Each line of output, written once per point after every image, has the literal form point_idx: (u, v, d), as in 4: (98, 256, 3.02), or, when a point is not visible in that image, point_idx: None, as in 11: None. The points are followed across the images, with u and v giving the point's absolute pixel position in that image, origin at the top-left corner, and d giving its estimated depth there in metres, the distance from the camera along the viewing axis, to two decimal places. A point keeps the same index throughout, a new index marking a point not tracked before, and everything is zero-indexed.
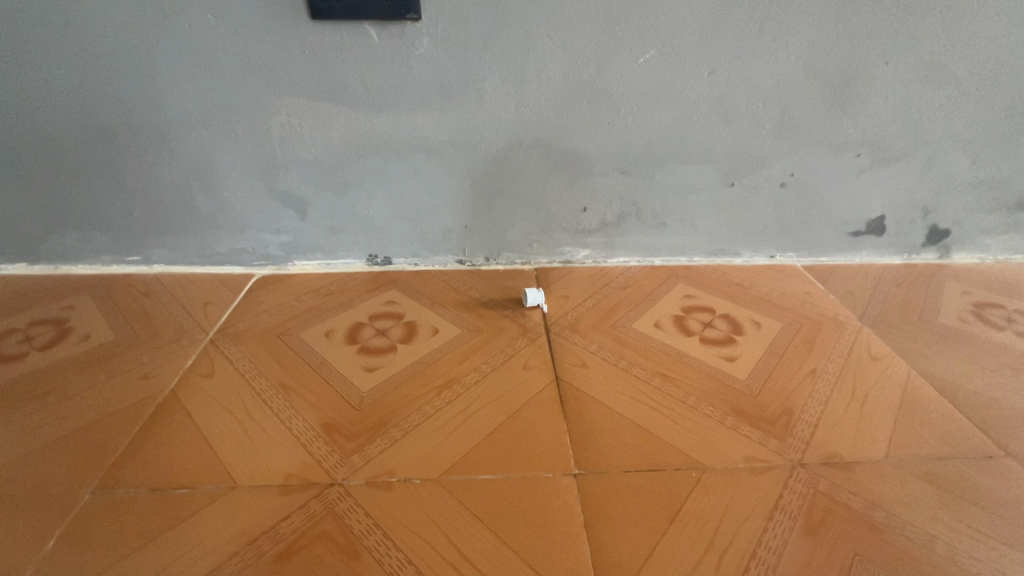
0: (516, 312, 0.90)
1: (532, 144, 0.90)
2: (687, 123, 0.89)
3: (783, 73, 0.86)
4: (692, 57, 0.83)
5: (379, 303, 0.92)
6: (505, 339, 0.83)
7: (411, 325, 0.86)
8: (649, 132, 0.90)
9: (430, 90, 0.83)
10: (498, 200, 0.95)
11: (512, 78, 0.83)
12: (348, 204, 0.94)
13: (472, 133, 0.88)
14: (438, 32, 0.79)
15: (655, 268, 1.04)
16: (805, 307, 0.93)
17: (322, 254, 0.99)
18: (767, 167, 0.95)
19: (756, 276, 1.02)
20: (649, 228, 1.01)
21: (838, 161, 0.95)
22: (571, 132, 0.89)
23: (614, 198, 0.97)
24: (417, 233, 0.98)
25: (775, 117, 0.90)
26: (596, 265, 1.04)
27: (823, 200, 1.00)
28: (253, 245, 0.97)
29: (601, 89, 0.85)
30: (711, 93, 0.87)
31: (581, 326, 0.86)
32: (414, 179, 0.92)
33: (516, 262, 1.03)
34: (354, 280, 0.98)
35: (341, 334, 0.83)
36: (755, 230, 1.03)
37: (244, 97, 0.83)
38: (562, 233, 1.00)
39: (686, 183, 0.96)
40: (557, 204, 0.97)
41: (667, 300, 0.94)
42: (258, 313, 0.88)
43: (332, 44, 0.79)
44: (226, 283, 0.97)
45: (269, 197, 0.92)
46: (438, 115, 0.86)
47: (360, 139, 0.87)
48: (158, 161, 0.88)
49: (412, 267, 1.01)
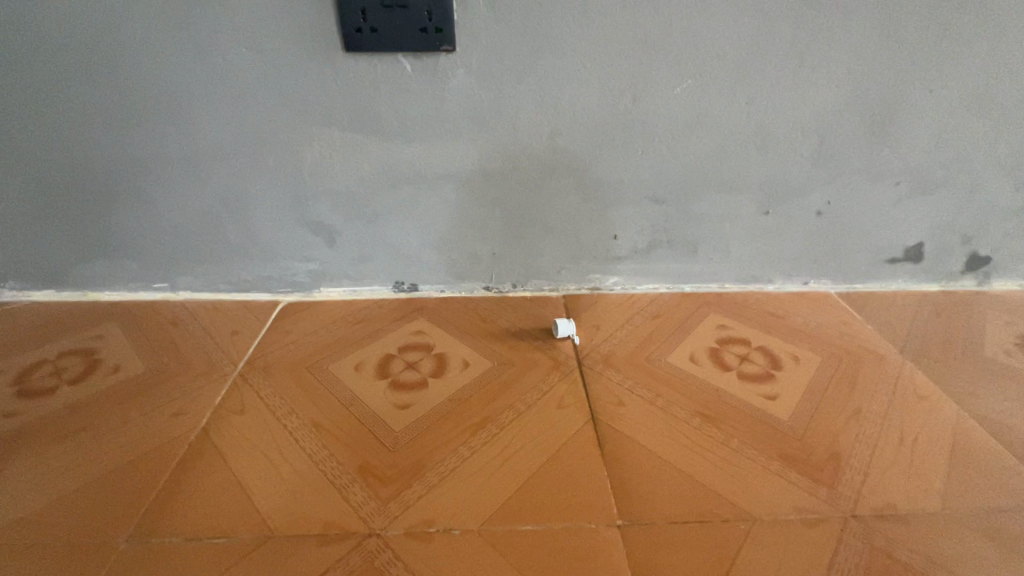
0: (547, 344, 0.88)
1: (564, 173, 0.88)
2: (723, 153, 0.88)
3: (823, 102, 0.84)
4: (730, 85, 0.82)
5: (408, 333, 0.91)
6: (538, 373, 0.81)
7: (441, 358, 0.85)
8: (683, 161, 0.88)
9: (463, 120, 0.82)
10: (528, 228, 0.94)
11: (546, 109, 0.82)
12: (377, 233, 0.93)
13: (503, 163, 0.87)
14: (473, 64, 0.78)
15: (686, 295, 1.02)
16: (845, 339, 0.90)
17: (348, 281, 0.98)
18: (804, 196, 0.93)
19: (789, 305, 1.00)
20: (680, 255, 0.99)
21: (877, 190, 0.93)
22: (604, 161, 0.88)
23: (646, 226, 0.95)
24: (445, 260, 0.97)
25: (814, 145, 0.88)
26: (626, 292, 1.02)
27: (860, 228, 0.97)
28: (279, 273, 0.96)
29: (636, 119, 0.84)
30: (749, 122, 0.85)
31: (615, 359, 0.84)
32: (444, 209, 0.91)
33: (544, 289, 1.01)
34: (380, 308, 0.97)
35: (371, 368, 0.82)
36: (788, 258, 1.00)
37: (276, 128, 0.82)
38: (591, 261, 0.99)
39: (720, 212, 0.94)
40: (588, 232, 0.95)
41: (699, 331, 0.92)
42: (286, 343, 0.88)
43: (366, 76, 0.78)
44: (253, 312, 0.96)
45: (297, 226, 0.92)
46: (470, 144, 0.85)
47: (391, 170, 0.86)
48: (189, 191, 0.88)
49: (439, 294, 1.00)
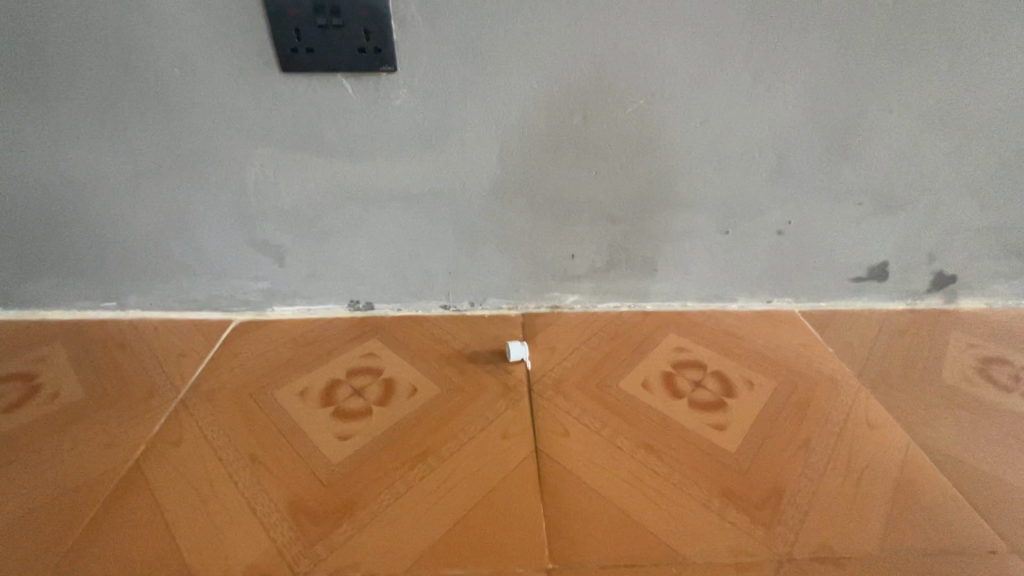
0: (499, 367, 0.87)
1: (516, 194, 0.86)
2: (679, 172, 0.86)
3: (780, 122, 0.82)
4: (683, 106, 0.79)
5: (358, 356, 0.89)
6: (486, 400, 0.80)
7: (389, 383, 0.83)
8: (638, 181, 0.86)
9: (409, 140, 0.80)
10: (482, 247, 0.92)
11: (495, 129, 0.80)
12: (328, 252, 0.91)
13: (453, 183, 0.84)
14: (417, 84, 0.75)
15: (647, 313, 1.00)
16: (803, 362, 0.89)
17: (301, 300, 0.96)
18: (764, 216, 0.91)
19: (750, 325, 0.98)
20: (640, 274, 0.97)
21: (839, 210, 0.91)
22: (557, 182, 0.86)
23: (603, 246, 0.93)
24: (399, 279, 0.95)
25: (773, 164, 0.86)
26: (586, 310, 1.00)
27: (823, 247, 0.95)
28: (230, 292, 0.94)
29: (588, 140, 0.82)
30: (704, 142, 0.83)
31: (565, 384, 0.83)
32: (395, 228, 0.89)
33: (502, 307, 0.99)
34: (334, 328, 0.95)
35: (316, 394, 0.81)
36: (751, 276, 0.98)
37: (217, 148, 0.80)
38: (549, 280, 0.97)
39: (679, 231, 0.92)
40: (544, 251, 0.93)
41: (656, 354, 0.90)
42: (232, 366, 0.86)
43: (306, 97, 0.76)
44: (204, 331, 0.94)
45: (245, 246, 0.90)
46: (418, 164, 0.82)
47: (339, 190, 0.84)
48: (131, 211, 0.86)
49: (395, 312, 0.99)
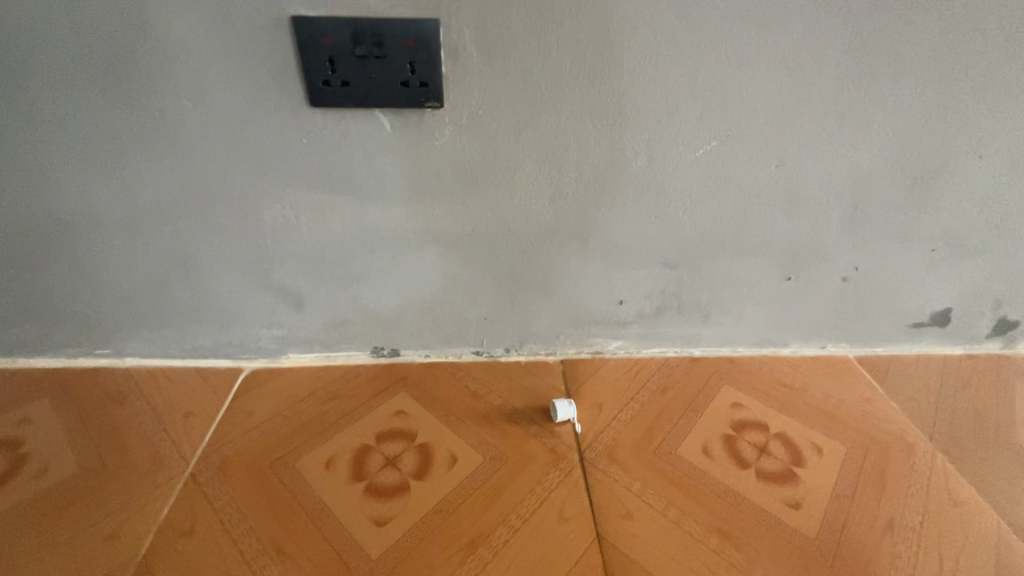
0: (544, 429, 0.79)
1: (566, 238, 0.78)
2: (745, 217, 0.78)
3: (860, 165, 0.74)
4: (758, 147, 0.71)
5: (387, 416, 0.80)
6: (535, 472, 0.72)
7: (425, 450, 0.75)
8: (701, 226, 0.78)
9: (452, 181, 0.71)
10: (524, 293, 0.83)
11: (549, 171, 0.71)
12: (353, 297, 0.82)
13: (498, 227, 0.76)
14: (464, 120, 0.66)
15: (695, 360, 0.93)
16: (869, 422, 0.83)
17: (321, 346, 0.87)
18: (830, 262, 0.84)
19: (806, 374, 0.91)
20: (690, 319, 0.90)
21: (908, 256, 0.84)
22: (611, 226, 0.77)
23: (655, 290, 0.85)
24: (430, 325, 0.86)
25: (846, 209, 0.78)
26: (630, 356, 0.92)
27: (886, 293, 0.89)
28: (240, 339, 0.85)
29: (650, 183, 0.73)
30: (777, 186, 0.75)
31: (620, 451, 0.76)
32: (429, 273, 0.80)
33: (540, 353, 0.91)
34: (358, 378, 0.86)
35: (344, 466, 0.72)
36: (807, 320, 0.91)
37: (231, 188, 0.70)
38: (593, 325, 0.89)
39: (737, 276, 0.85)
40: (590, 297, 0.85)
41: (712, 411, 0.83)
42: (247, 431, 0.77)
43: (337, 134, 0.66)
44: (210, 383, 0.84)
45: (260, 291, 0.80)
46: (460, 207, 0.73)
47: (369, 233, 0.75)
48: (129, 253, 0.75)
49: (423, 359, 0.89)
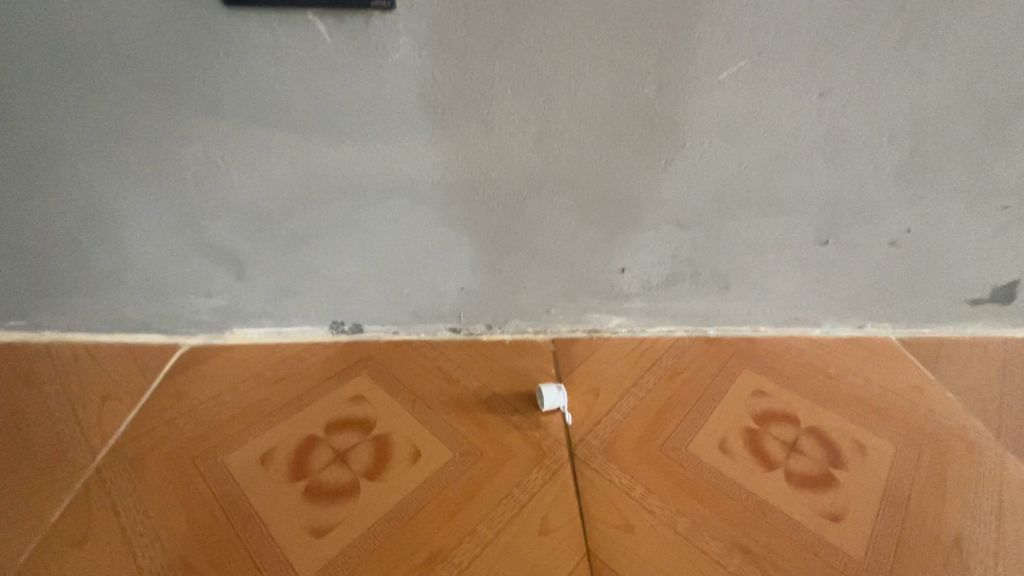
0: (529, 419, 0.66)
1: (557, 189, 0.64)
2: (776, 165, 0.64)
3: (925, 98, 0.59)
4: (798, 72, 0.57)
5: (342, 402, 0.67)
6: (514, 472, 0.59)
7: (383, 443, 0.62)
8: (722, 176, 0.64)
9: (414, 113, 0.57)
10: (507, 258, 0.70)
11: (533, 102, 0.57)
12: (303, 262, 0.68)
13: (473, 174, 0.62)
14: (423, 29, 0.52)
15: (709, 340, 0.79)
16: (920, 415, 0.69)
17: (269, 320, 0.74)
18: (877, 223, 0.70)
19: (841, 359, 0.77)
20: (704, 292, 0.76)
21: (973, 217, 0.69)
22: (612, 176, 0.63)
23: (664, 256, 0.71)
24: (397, 296, 0.73)
25: (903, 156, 0.64)
26: (633, 335, 0.79)
27: (943, 263, 0.74)
28: (175, 310, 0.72)
29: (661, 119, 0.59)
30: (819, 125, 0.61)
31: (619, 447, 0.62)
32: (392, 232, 0.66)
33: (528, 331, 0.78)
34: (312, 357, 0.73)
35: (283, 461, 0.59)
36: (843, 295, 0.77)
37: (141, 121, 0.57)
38: (590, 299, 0.75)
39: (762, 240, 0.71)
40: (587, 263, 0.71)
41: (730, 401, 0.69)
42: (171, 416, 0.64)
43: (264, 48, 0.52)
44: (139, 362, 0.71)
45: (190, 252, 0.67)
46: (425, 148, 0.60)
47: (314, 181, 0.61)
48: (27, 204, 0.62)
49: (390, 336, 0.76)
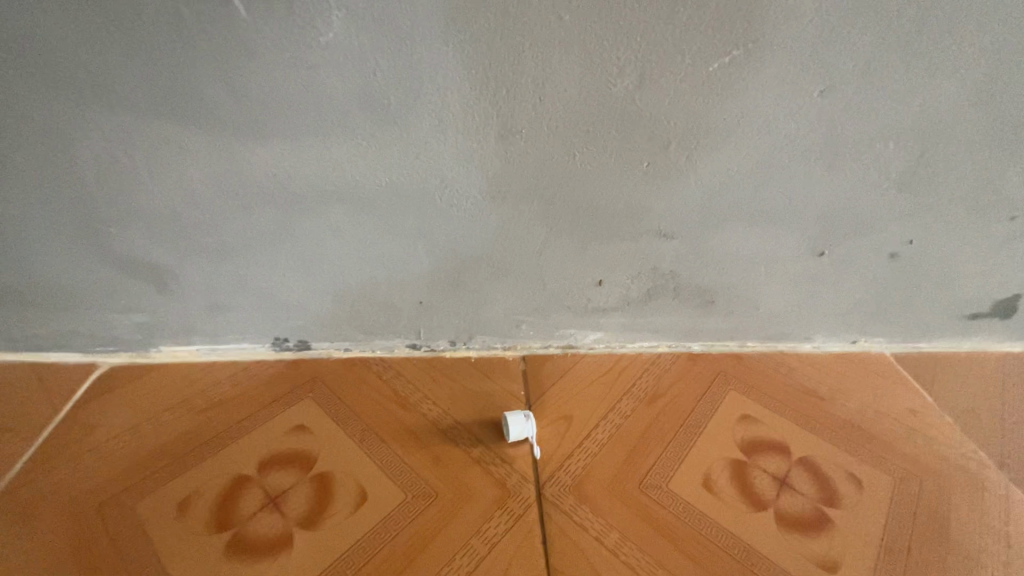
0: (492, 452, 0.59)
1: (524, 195, 0.56)
2: (768, 170, 0.57)
3: (935, 97, 0.53)
4: (798, 65, 0.50)
5: (280, 433, 0.59)
6: (473, 517, 0.52)
7: (323, 484, 0.54)
8: (709, 182, 0.57)
9: (354, 106, 0.48)
10: (470, 270, 0.62)
11: (495, 96, 0.49)
12: (235, 274, 0.60)
13: (427, 177, 0.54)
14: (359, 5, 0.43)
15: (693, 357, 0.73)
16: (917, 445, 0.64)
17: (201, 337, 0.65)
18: (876, 234, 0.63)
19: (833, 378, 0.72)
20: (688, 306, 0.69)
21: (979, 228, 0.63)
22: (586, 181, 0.56)
23: (645, 268, 0.64)
24: (347, 311, 0.65)
25: (908, 161, 0.57)
26: (611, 352, 0.72)
27: (944, 276, 0.68)
28: (90, 327, 0.63)
29: (641, 117, 0.52)
30: (818, 126, 0.54)
31: (592, 486, 0.56)
32: (337, 241, 0.58)
33: (495, 347, 0.70)
34: (250, 379, 0.65)
35: (205, 510, 0.52)
36: (837, 309, 0.71)
37: (23, 111, 0.47)
38: (563, 313, 0.68)
39: (752, 252, 0.64)
40: (559, 276, 0.64)
41: (715, 428, 0.63)
42: (79, 455, 0.56)
43: (163, 26, 0.43)
44: (50, 387, 0.62)
45: (102, 263, 0.58)
46: (371, 147, 0.51)
47: (241, 183, 0.53)
48: None
49: (341, 353, 0.68)
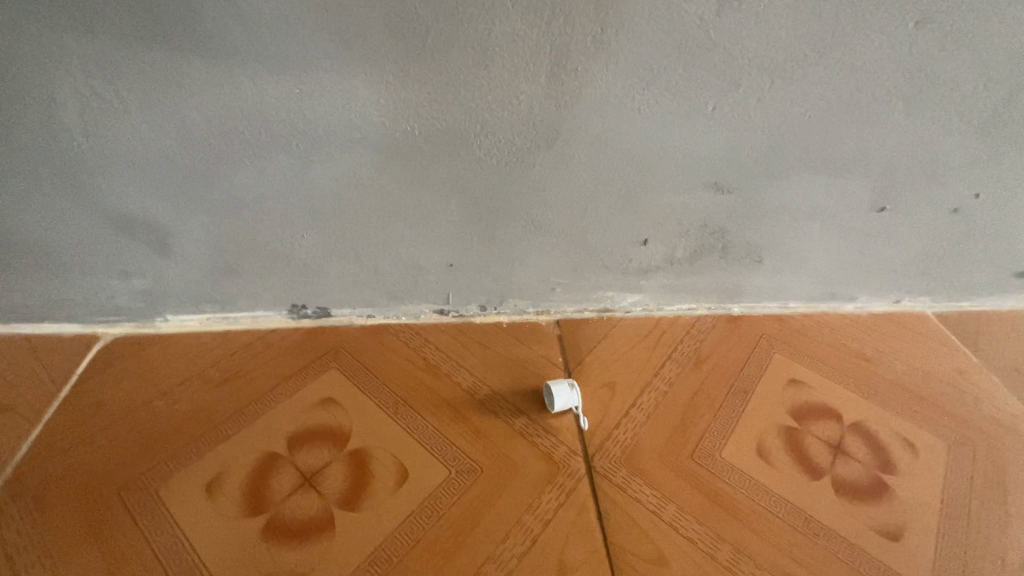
0: (536, 423, 0.55)
1: (572, 144, 0.50)
2: (841, 115, 0.51)
3: None
4: None
5: (307, 408, 0.55)
6: (523, 493, 0.50)
7: (360, 461, 0.51)
8: (776, 129, 0.51)
9: (386, 37, 0.41)
10: (506, 229, 0.57)
11: (550, 24, 0.42)
12: (248, 235, 0.54)
13: (466, 123, 0.47)
14: None
15: (733, 319, 0.69)
16: (968, 407, 0.62)
17: (211, 305, 0.60)
18: (943, 187, 0.59)
19: (878, 338, 0.69)
20: (734, 266, 0.65)
21: None
22: (642, 127, 0.50)
23: (694, 225, 0.59)
24: (370, 275, 0.59)
25: (994, 105, 0.52)
26: (649, 315, 0.68)
27: (1005, 233, 0.64)
28: (86, 295, 0.57)
29: (713, 52, 0.45)
30: (904, 64, 0.48)
31: (644, 457, 0.53)
32: (362, 198, 0.52)
33: (528, 311, 0.66)
34: (268, 348, 0.60)
35: (236, 492, 0.48)
36: (888, 268, 0.67)
37: None
38: (602, 275, 0.63)
39: (809, 207, 0.59)
40: (602, 235, 0.59)
41: (764, 394, 0.60)
42: (90, 434, 0.52)
43: None
44: (45, 360, 0.57)
45: (96, 224, 0.51)
46: (402, 86, 0.44)
47: (251, 129, 0.46)
48: None
49: (363, 320, 0.63)
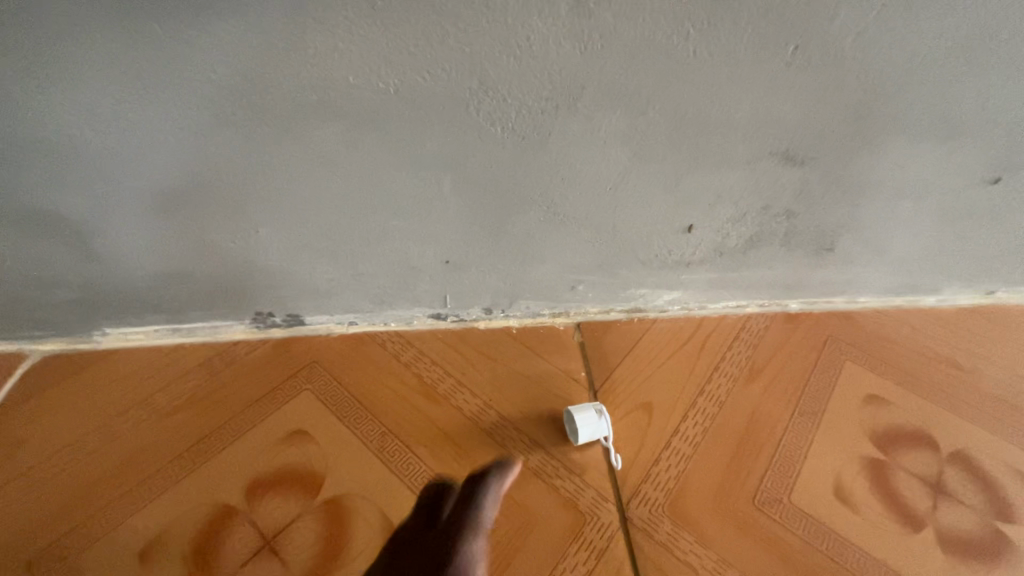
0: (557, 460, 0.44)
1: (602, 103, 0.37)
2: (965, 57, 0.38)
3: None
4: None
5: (272, 444, 0.44)
6: (543, 556, 0.39)
7: (336, 516, 0.40)
8: (874, 78, 0.38)
9: None
10: (515, 216, 0.45)
11: None
12: (189, 230, 0.42)
13: (458, 78, 0.35)
14: None
15: (792, 318, 0.57)
16: None
17: (158, 315, 0.49)
18: None
19: (970, 339, 0.56)
20: (797, 256, 0.52)
21: None
22: (697, 78, 0.37)
23: (752, 207, 0.47)
24: (347, 276, 0.48)
25: None
26: (689, 315, 0.56)
27: None
28: (3, 307, 0.46)
29: None
30: None
31: (693, 504, 0.42)
32: (327, 181, 0.40)
33: (542, 314, 0.54)
34: (228, 366, 0.49)
35: (180, 562, 0.38)
36: (988, 254, 0.54)
37: None
38: (634, 270, 0.51)
39: (902, 180, 0.46)
40: (635, 221, 0.46)
41: (838, 415, 0.49)
42: (11, 481, 0.42)
43: None
44: None
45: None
46: (371, 27, 0.32)
47: (171, 94, 0.34)
48: None
49: (343, 329, 0.52)
